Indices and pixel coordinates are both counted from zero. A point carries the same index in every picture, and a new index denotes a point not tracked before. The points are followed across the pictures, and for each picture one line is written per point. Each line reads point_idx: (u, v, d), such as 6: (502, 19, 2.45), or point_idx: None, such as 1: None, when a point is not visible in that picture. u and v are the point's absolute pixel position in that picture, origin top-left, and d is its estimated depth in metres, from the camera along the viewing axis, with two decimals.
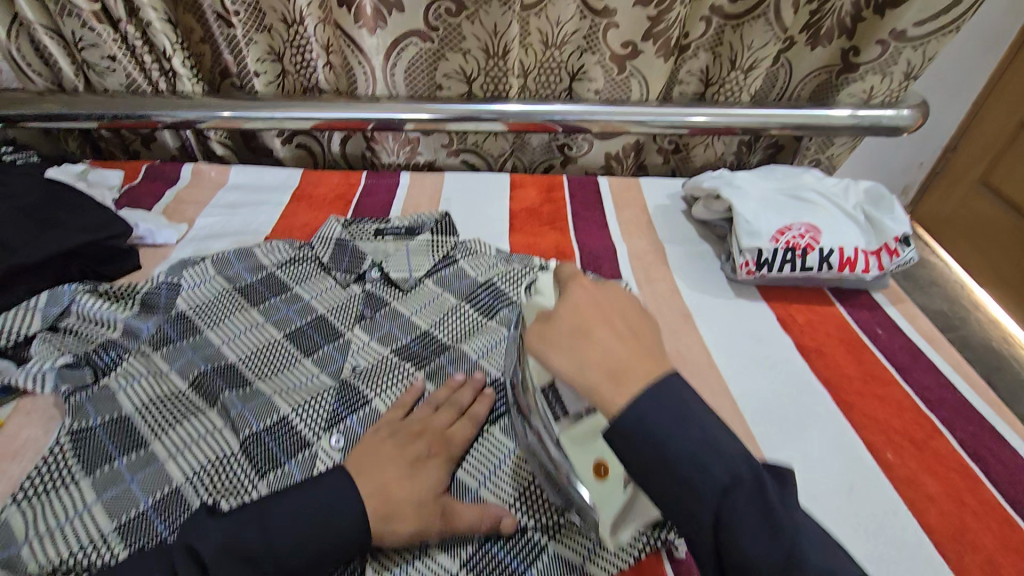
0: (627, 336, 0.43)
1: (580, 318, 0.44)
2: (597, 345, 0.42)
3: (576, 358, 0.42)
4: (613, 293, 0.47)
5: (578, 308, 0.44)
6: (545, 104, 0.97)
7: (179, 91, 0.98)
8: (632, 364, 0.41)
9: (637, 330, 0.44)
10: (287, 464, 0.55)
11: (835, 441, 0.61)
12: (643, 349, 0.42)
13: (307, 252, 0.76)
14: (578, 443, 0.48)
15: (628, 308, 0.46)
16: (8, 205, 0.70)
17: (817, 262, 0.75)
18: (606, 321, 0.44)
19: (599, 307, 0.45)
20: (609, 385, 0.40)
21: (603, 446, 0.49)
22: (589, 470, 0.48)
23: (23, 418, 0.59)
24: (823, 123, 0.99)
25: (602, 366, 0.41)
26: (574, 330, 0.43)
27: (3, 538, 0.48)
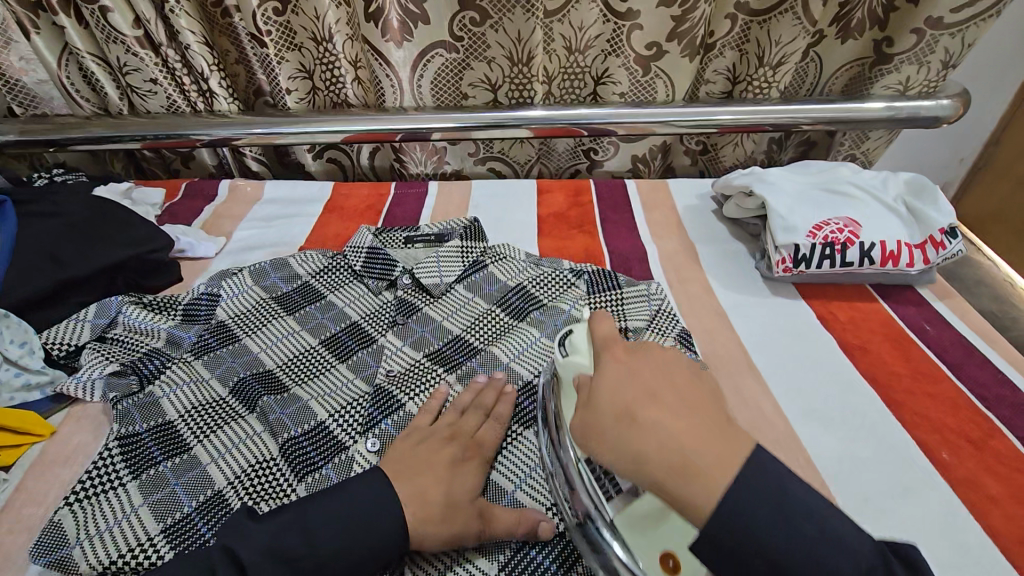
0: (685, 410, 0.37)
1: (625, 397, 0.38)
2: (652, 429, 0.36)
3: (631, 448, 0.36)
4: (655, 358, 0.42)
5: (618, 387, 0.39)
6: (570, 108, 0.97)
7: (216, 110, 1.02)
8: (700, 446, 0.35)
9: (697, 402, 0.38)
10: (324, 467, 0.55)
11: (886, 441, 0.58)
12: (709, 425, 0.37)
13: (340, 261, 0.78)
14: (635, 523, 0.42)
15: (677, 375, 0.40)
16: (60, 222, 0.73)
17: (857, 256, 0.73)
18: (655, 397, 0.38)
19: (642, 382, 0.39)
20: (686, 484, 0.34)
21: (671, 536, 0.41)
22: (655, 562, 0.41)
23: (74, 424, 0.61)
24: (858, 117, 0.97)
25: (668, 458, 0.35)
26: (621, 417, 0.38)
27: (57, 539, 0.49)
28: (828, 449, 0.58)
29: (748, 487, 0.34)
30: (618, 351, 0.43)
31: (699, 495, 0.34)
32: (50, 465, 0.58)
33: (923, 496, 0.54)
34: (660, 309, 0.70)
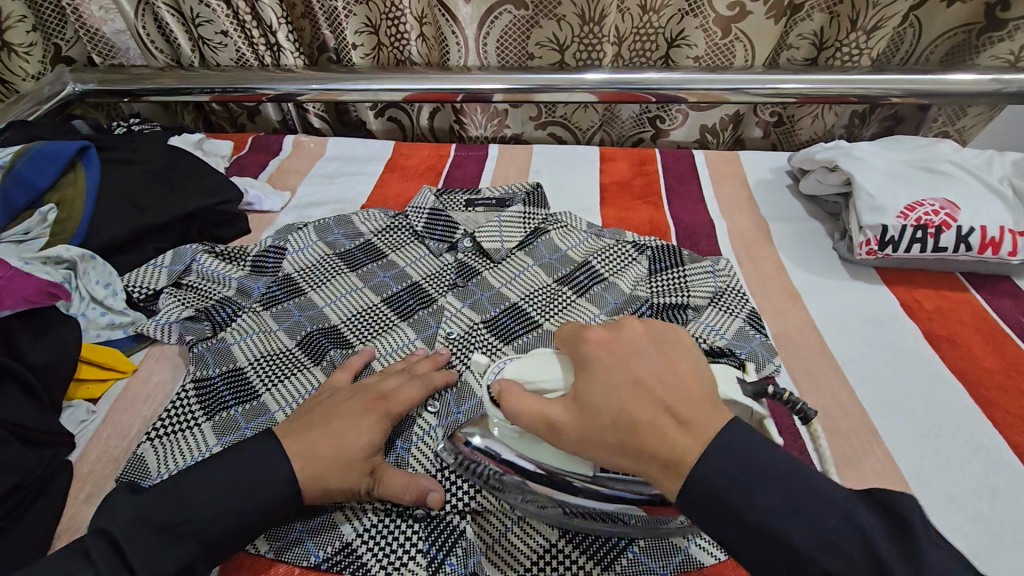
0: (668, 398, 0.39)
1: (615, 403, 0.39)
2: (647, 433, 0.38)
3: (624, 450, 0.38)
4: (638, 343, 0.43)
5: (609, 386, 0.40)
6: (640, 73, 0.92)
7: (283, 64, 1.02)
8: (681, 439, 0.37)
9: (674, 375, 0.40)
10: (395, 441, 0.54)
11: (974, 440, 0.55)
12: (693, 404, 0.39)
13: (402, 220, 0.78)
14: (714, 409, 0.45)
15: (658, 357, 0.41)
16: (138, 170, 0.76)
17: (952, 242, 0.68)
18: (646, 386, 0.39)
19: (629, 376, 0.40)
20: (678, 478, 0.37)
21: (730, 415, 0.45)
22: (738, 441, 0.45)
23: (153, 363, 0.64)
24: (957, 90, 0.88)
25: (660, 459, 0.37)
26: (615, 421, 0.39)
27: (140, 470, 0.52)
28: (909, 445, 0.55)
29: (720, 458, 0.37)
30: (601, 340, 0.43)
31: (697, 482, 0.37)
32: (132, 400, 0.61)
33: (1014, 501, 0.50)
34: (727, 287, 0.68)
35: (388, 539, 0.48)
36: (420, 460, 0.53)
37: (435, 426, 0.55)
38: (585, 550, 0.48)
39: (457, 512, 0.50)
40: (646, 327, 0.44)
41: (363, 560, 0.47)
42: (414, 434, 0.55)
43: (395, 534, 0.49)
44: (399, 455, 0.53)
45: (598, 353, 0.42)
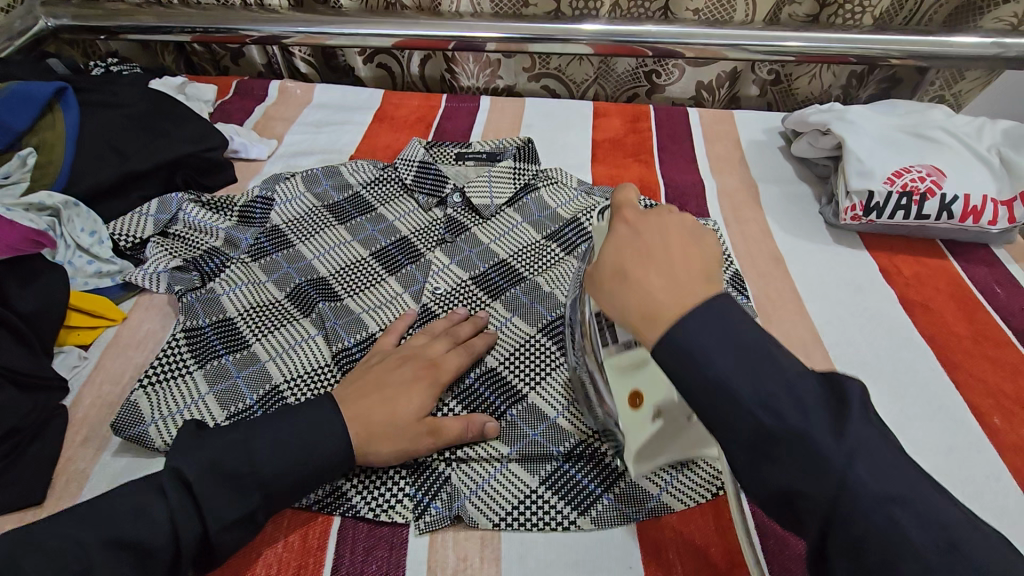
0: (671, 267, 0.38)
1: (618, 257, 0.40)
2: (640, 286, 0.38)
3: (622, 302, 0.38)
4: (664, 219, 0.42)
5: (618, 244, 0.40)
6: (637, 25, 0.90)
7: (267, 4, 0.98)
8: (666, 296, 0.37)
9: (686, 255, 0.39)
10: None
11: (936, 402, 0.57)
12: (692, 275, 0.38)
13: (391, 173, 0.77)
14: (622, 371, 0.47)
15: (679, 237, 0.41)
16: (119, 113, 0.74)
17: (935, 209, 0.68)
18: (656, 253, 0.39)
19: (640, 239, 0.40)
20: (656, 332, 0.37)
21: (643, 379, 0.47)
22: (623, 399, 0.47)
23: (143, 311, 0.64)
24: (957, 54, 0.87)
25: (638, 307, 0.37)
26: (613, 271, 0.39)
27: (133, 416, 0.52)
28: (875, 405, 0.57)
29: (713, 327, 0.36)
30: (627, 214, 0.42)
31: (681, 342, 0.36)
32: (124, 347, 0.61)
33: (968, 459, 0.53)
34: None
35: (375, 484, 0.50)
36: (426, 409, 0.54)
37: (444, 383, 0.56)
38: (565, 497, 0.50)
39: (443, 459, 0.52)
40: (676, 216, 0.42)
41: (353, 502, 0.49)
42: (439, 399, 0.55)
43: (382, 479, 0.51)
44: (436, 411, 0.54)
45: (621, 223, 0.42)
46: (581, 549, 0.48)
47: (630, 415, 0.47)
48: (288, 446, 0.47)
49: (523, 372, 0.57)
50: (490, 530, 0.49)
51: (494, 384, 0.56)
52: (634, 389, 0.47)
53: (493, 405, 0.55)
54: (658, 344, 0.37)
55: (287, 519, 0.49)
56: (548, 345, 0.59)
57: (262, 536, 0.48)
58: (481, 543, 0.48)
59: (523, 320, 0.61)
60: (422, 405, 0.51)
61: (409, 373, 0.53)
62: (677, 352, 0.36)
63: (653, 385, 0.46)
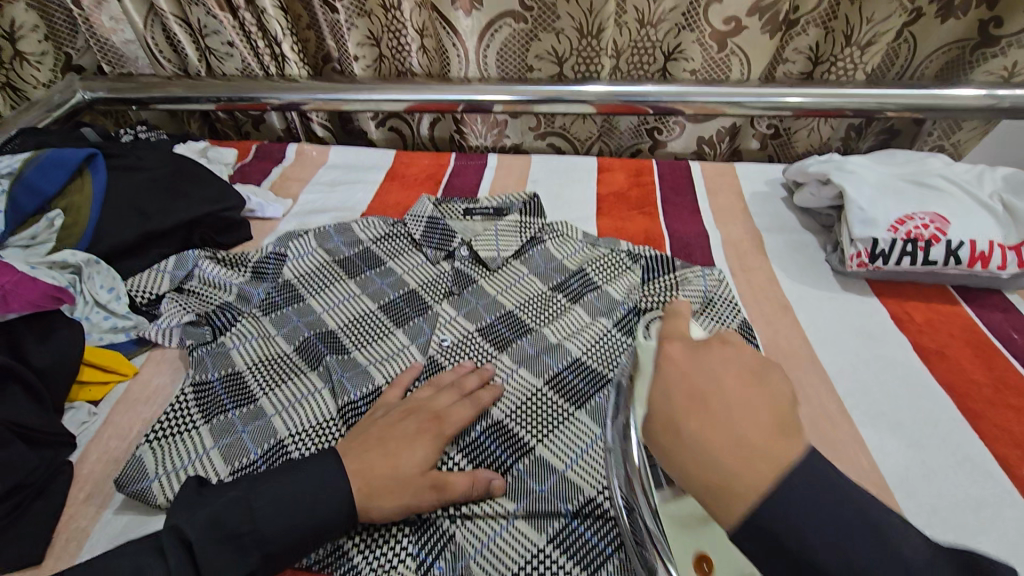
0: (733, 414, 0.30)
1: (663, 397, 0.32)
2: (693, 441, 0.30)
3: (678, 464, 0.30)
4: (718, 355, 0.33)
5: (665, 387, 0.32)
6: (637, 85, 0.94)
7: (288, 74, 1.04)
8: (734, 462, 0.28)
9: (749, 400, 0.31)
10: None
11: (961, 453, 0.55)
12: (765, 429, 0.29)
13: (400, 228, 0.80)
14: (680, 522, 0.38)
15: (738, 375, 0.32)
16: (144, 176, 0.77)
17: (942, 255, 0.68)
18: (719, 400, 0.31)
19: (691, 381, 0.32)
20: (729, 509, 0.28)
21: (710, 533, 0.37)
22: (690, 570, 0.36)
23: (154, 366, 0.65)
24: (952, 105, 0.89)
25: (700, 473, 0.29)
26: (660, 426, 0.31)
27: (137, 471, 0.52)
28: (897, 456, 0.55)
29: (804, 497, 0.27)
30: (675, 348, 0.34)
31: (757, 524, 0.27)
32: (133, 402, 0.62)
33: (998, 514, 0.51)
34: (717, 295, 0.69)
35: (377, 543, 0.49)
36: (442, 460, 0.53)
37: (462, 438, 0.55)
38: (574, 556, 0.48)
39: (448, 515, 0.50)
40: (733, 348, 0.33)
41: (355, 561, 0.48)
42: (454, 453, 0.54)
43: (384, 537, 0.49)
44: (448, 463, 0.53)
45: (664, 358, 0.34)
46: None
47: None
48: (290, 501, 0.46)
49: (531, 424, 0.56)
50: None
51: (501, 436, 0.55)
52: (700, 552, 0.37)
53: (500, 458, 0.54)
54: (735, 524, 0.28)
55: None
56: (556, 396, 0.58)
57: None
58: None
59: (529, 371, 0.61)
60: (426, 458, 0.51)
61: (413, 427, 0.53)
62: (759, 533, 0.27)
63: (721, 549, 0.36)
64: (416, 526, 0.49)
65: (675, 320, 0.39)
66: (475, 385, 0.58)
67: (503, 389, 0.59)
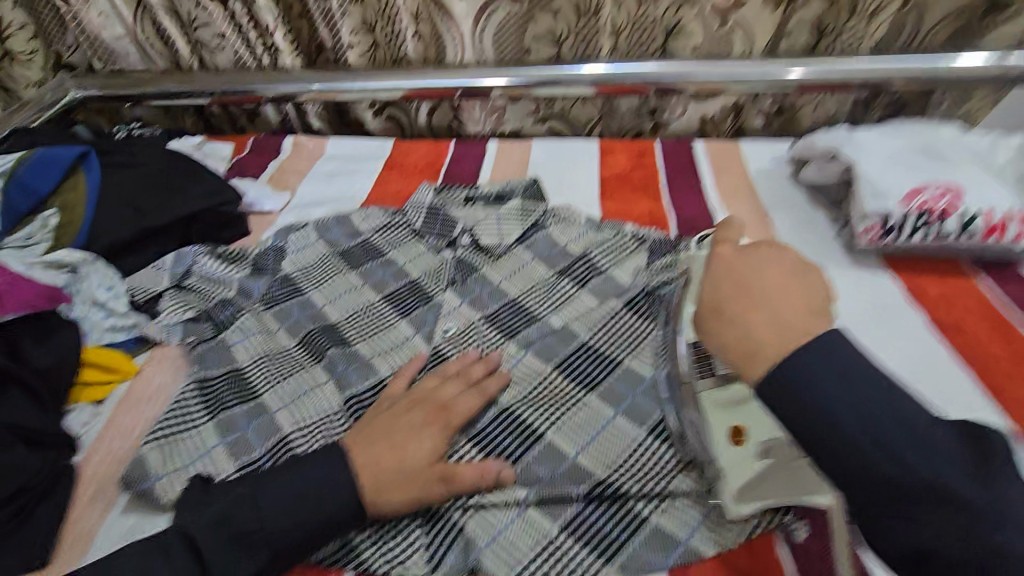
0: (769, 296, 0.39)
1: (714, 289, 0.41)
2: (736, 320, 0.38)
3: (722, 339, 0.39)
4: (762, 257, 0.42)
5: (715, 279, 0.42)
6: (639, 64, 0.91)
7: (281, 65, 1.02)
8: (765, 329, 0.37)
9: (785, 290, 0.39)
10: None
11: (982, 429, 0.54)
12: (794, 308, 0.38)
13: (400, 218, 0.78)
14: (720, 406, 0.51)
15: (778, 275, 0.41)
16: (138, 173, 0.76)
17: (957, 227, 0.66)
18: (759, 289, 0.39)
19: (737, 277, 0.41)
20: (756, 367, 0.36)
21: (745, 414, 0.50)
22: (724, 435, 0.50)
23: (155, 365, 0.64)
24: (963, 73, 0.86)
25: (739, 339, 0.38)
26: (709, 307, 0.40)
27: (142, 470, 0.51)
28: None
29: (825, 365, 0.34)
30: (725, 250, 0.43)
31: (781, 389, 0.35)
32: (136, 401, 0.61)
33: None
34: None
35: (387, 536, 0.48)
36: (451, 451, 0.52)
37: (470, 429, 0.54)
38: (588, 544, 0.47)
39: (458, 507, 0.49)
40: (776, 252, 0.42)
41: (364, 555, 0.47)
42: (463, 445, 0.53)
43: (393, 531, 0.48)
44: (457, 454, 0.52)
45: (717, 261, 0.43)
46: None
47: (731, 449, 0.49)
48: (298, 497, 0.45)
49: (540, 411, 0.55)
50: None
51: (510, 425, 0.54)
52: (735, 425, 0.50)
53: (510, 448, 0.52)
54: (760, 376, 0.36)
55: None
56: (564, 382, 0.57)
57: None
58: None
59: (537, 358, 0.60)
60: (434, 449, 0.50)
61: (419, 419, 0.52)
62: None
63: (757, 422, 0.49)
64: (427, 519, 0.49)
65: (726, 232, 0.48)
66: (481, 374, 0.57)
67: (511, 377, 0.57)
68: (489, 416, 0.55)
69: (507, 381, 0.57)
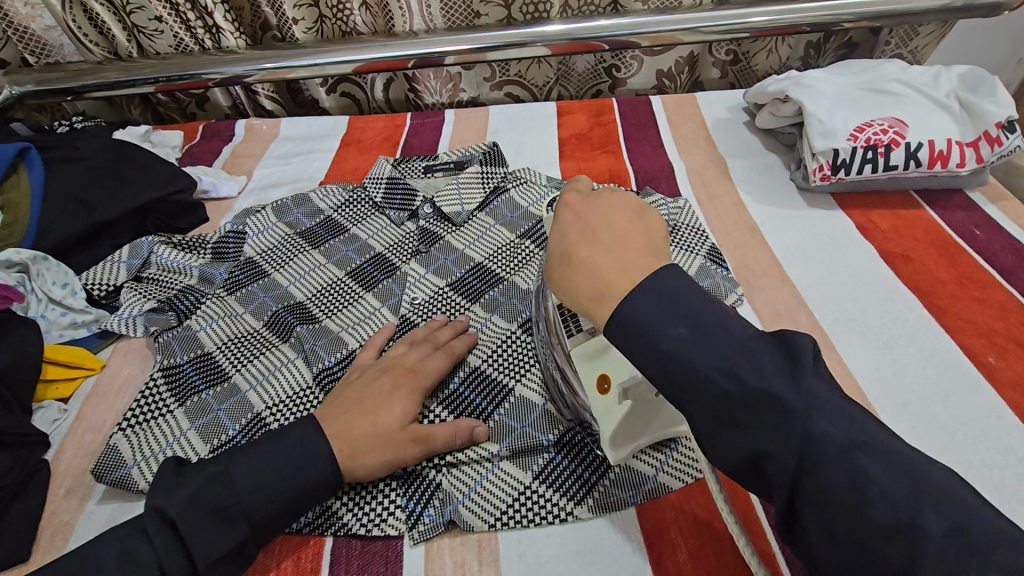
0: (614, 241, 0.38)
1: (563, 239, 0.40)
2: (587, 270, 0.38)
3: (579, 288, 0.38)
4: (608, 205, 0.41)
5: (563, 230, 0.41)
6: (589, 20, 0.90)
7: (225, 46, 1.00)
8: (617, 275, 0.37)
9: (628, 232, 0.39)
10: None
11: (928, 349, 0.56)
12: (634, 248, 0.38)
13: (360, 193, 0.77)
14: (587, 357, 0.46)
15: (623, 218, 0.40)
16: (83, 166, 0.74)
17: (903, 159, 0.68)
18: (607, 233, 0.39)
19: (584, 223, 0.40)
20: (607, 308, 0.37)
21: (613, 361, 0.45)
22: (592, 382, 0.45)
23: (121, 358, 0.64)
24: (907, 9, 0.88)
25: (587, 285, 0.38)
26: (561, 259, 0.40)
27: (115, 460, 0.51)
28: (868, 358, 0.56)
29: (658, 294, 0.35)
30: (572, 203, 0.42)
31: (625, 318, 0.36)
32: (104, 394, 0.60)
33: (965, 400, 0.52)
34: (682, 225, 0.69)
35: (366, 499, 0.49)
36: (425, 414, 0.53)
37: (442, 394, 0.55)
38: (560, 489, 0.49)
39: (434, 465, 0.50)
40: (622, 196, 0.42)
41: (344, 520, 0.48)
42: (434, 408, 0.54)
43: (372, 493, 0.49)
44: (429, 417, 0.53)
45: (565, 208, 0.42)
46: (582, 540, 0.46)
47: (601, 402, 0.45)
48: (270, 471, 0.46)
49: (508, 367, 0.56)
50: (486, 531, 0.47)
51: (479, 385, 0.55)
52: (601, 373, 0.45)
53: (480, 406, 0.54)
54: (608, 320, 0.36)
55: (278, 545, 0.48)
56: (531, 339, 0.58)
57: (254, 566, 0.47)
58: (478, 546, 0.47)
59: (503, 319, 0.61)
60: (403, 412, 0.50)
61: (387, 387, 0.52)
62: None
63: (617, 366, 0.45)
64: (404, 479, 0.50)
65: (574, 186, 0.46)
66: (447, 334, 0.57)
67: (478, 338, 0.58)
68: (459, 377, 0.56)
69: (472, 338, 0.58)
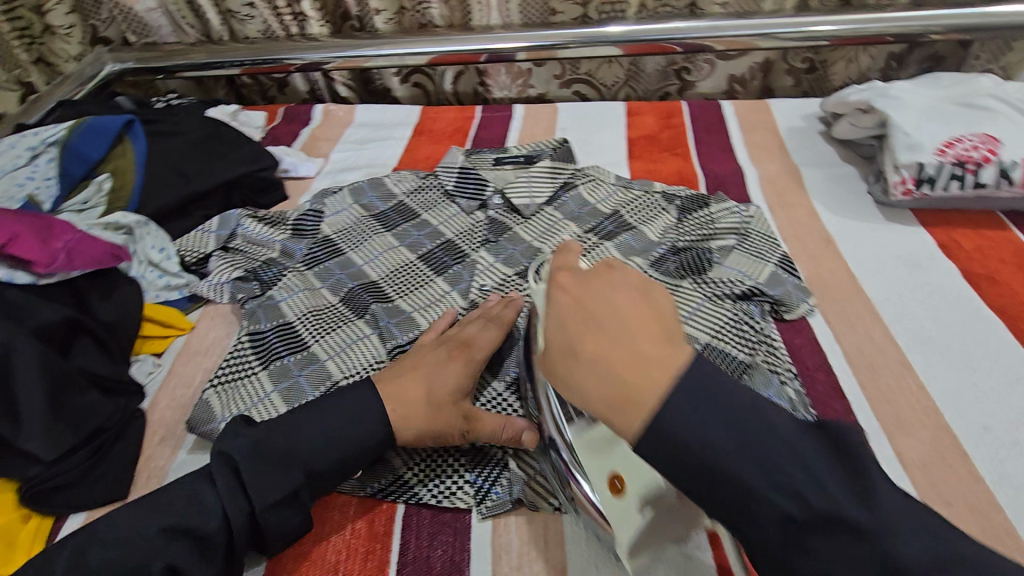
0: (623, 326, 0.34)
1: (560, 323, 0.36)
2: (595, 357, 0.34)
3: (587, 375, 0.33)
4: (610, 284, 0.37)
5: (561, 316, 0.36)
6: (666, 22, 0.90)
7: (309, 34, 1.04)
8: (636, 373, 0.32)
9: (636, 315, 0.35)
10: None
11: (1013, 373, 0.55)
12: (645, 336, 0.34)
13: (432, 181, 0.80)
14: (591, 449, 0.43)
15: (630, 294, 0.36)
16: (181, 141, 0.79)
17: (993, 177, 0.66)
18: (615, 313, 0.35)
19: (583, 307, 0.36)
20: (636, 415, 0.31)
21: (621, 458, 0.41)
22: (604, 487, 0.41)
23: (209, 321, 0.68)
24: (1002, 24, 0.84)
25: (602, 387, 0.33)
26: (562, 352, 0.35)
27: (207, 414, 0.55)
28: (947, 378, 0.55)
29: (691, 396, 0.31)
30: (565, 282, 0.38)
31: (662, 428, 0.31)
32: (193, 353, 0.65)
33: None
34: (753, 230, 0.69)
35: (437, 471, 0.52)
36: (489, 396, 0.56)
37: (502, 375, 0.57)
38: None
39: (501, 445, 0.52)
40: (619, 272, 0.38)
41: (416, 490, 0.50)
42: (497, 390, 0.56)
43: (442, 466, 0.52)
44: (495, 399, 0.56)
45: (558, 291, 0.38)
46: None
47: (613, 503, 0.41)
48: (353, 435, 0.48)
49: None
50: (551, 513, 0.49)
51: None
52: (613, 472, 0.41)
53: None
54: (637, 436, 0.32)
55: (353, 507, 0.51)
56: None
57: (331, 524, 0.50)
58: (544, 527, 0.48)
59: None
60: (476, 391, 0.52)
61: (462, 366, 0.54)
62: None
63: (632, 464, 0.41)
64: (472, 455, 0.52)
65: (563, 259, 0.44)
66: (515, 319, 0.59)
67: None
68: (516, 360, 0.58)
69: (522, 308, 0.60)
